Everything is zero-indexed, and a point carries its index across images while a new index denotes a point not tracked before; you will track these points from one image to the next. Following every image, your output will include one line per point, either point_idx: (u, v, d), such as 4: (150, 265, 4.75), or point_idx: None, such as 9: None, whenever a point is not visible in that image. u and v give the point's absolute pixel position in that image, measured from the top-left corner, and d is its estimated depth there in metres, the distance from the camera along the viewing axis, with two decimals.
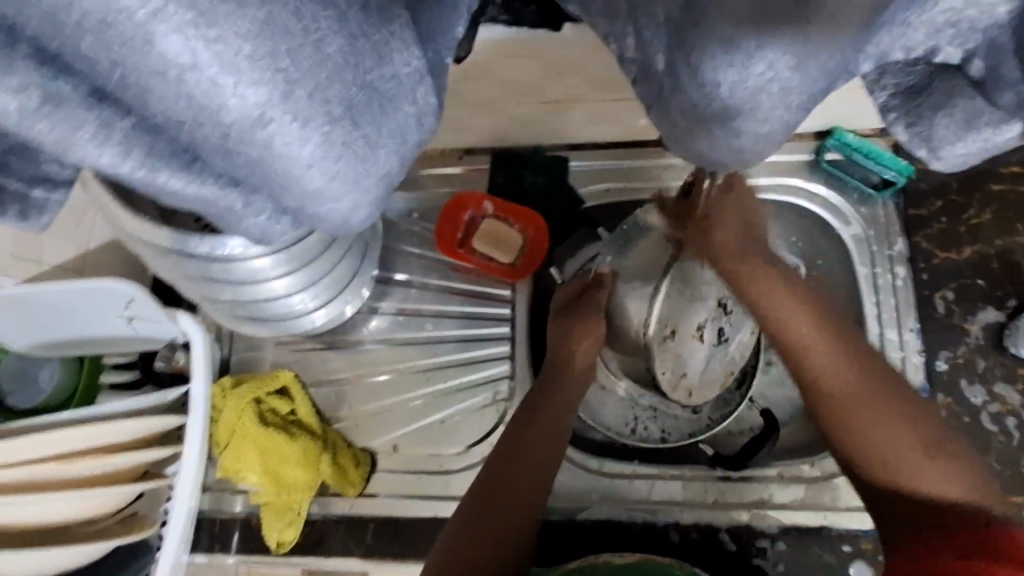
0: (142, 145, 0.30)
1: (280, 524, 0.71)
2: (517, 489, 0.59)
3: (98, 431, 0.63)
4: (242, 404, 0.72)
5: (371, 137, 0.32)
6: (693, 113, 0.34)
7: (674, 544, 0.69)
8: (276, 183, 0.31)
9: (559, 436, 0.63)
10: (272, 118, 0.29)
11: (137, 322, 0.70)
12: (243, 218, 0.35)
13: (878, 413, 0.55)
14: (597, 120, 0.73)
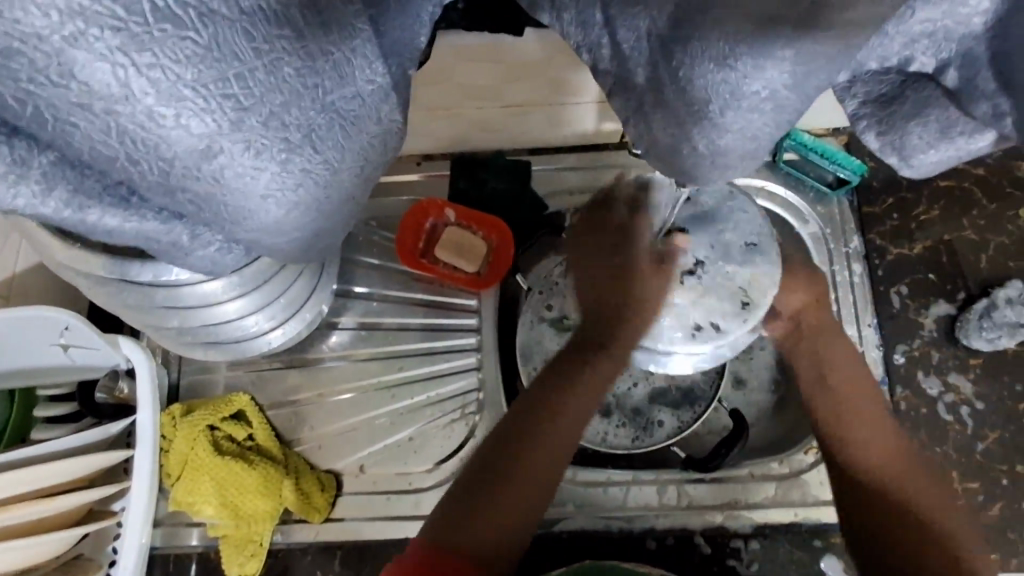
0: (65, 185, 0.30)
1: (241, 557, 0.67)
2: (517, 495, 0.55)
3: (32, 474, 0.57)
4: (194, 432, 0.68)
5: (331, 162, 0.32)
6: (676, 128, 0.33)
7: (651, 550, 0.68)
8: (228, 218, 0.32)
9: (572, 439, 0.59)
10: (220, 150, 0.29)
11: (74, 351, 0.65)
12: (191, 250, 0.36)
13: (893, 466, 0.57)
14: (557, 125, 0.72)
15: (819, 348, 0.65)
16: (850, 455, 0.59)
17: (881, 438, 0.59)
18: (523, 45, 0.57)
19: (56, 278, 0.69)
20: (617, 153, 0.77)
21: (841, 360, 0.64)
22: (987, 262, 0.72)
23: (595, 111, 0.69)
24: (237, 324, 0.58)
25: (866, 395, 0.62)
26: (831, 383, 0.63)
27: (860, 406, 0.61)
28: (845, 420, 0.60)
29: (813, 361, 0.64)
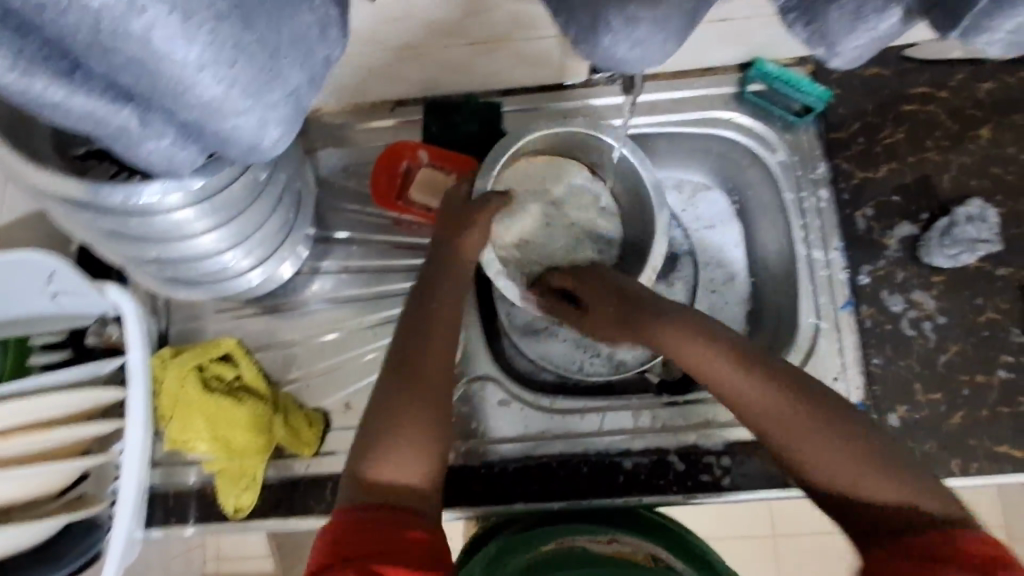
0: (8, 45, 0.30)
1: (236, 491, 0.70)
2: (428, 372, 0.60)
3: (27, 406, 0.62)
4: (184, 372, 0.70)
5: (268, 44, 0.31)
6: (595, 23, 0.33)
7: (627, 472, 0.70)
8: (170, 95, 0.31)
9: (453, 308, 0.64)
10: (147, 6, 0.27)
11: (63, 298, 0.67)
12: (145, 142, 0.35)
13: (799, 426, 0.55)
14: (524, 61, 0.72)
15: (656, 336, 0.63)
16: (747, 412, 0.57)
17: (772, 411, 0.55)
18: None
19: (44, 230, 0.71)
20: (587, 91, 0.78)
21: (727, 372, 0.58)
22: (950, 182, 0.74)
23: (560, 45, 0.69)
24: (197, 260, 0.59)
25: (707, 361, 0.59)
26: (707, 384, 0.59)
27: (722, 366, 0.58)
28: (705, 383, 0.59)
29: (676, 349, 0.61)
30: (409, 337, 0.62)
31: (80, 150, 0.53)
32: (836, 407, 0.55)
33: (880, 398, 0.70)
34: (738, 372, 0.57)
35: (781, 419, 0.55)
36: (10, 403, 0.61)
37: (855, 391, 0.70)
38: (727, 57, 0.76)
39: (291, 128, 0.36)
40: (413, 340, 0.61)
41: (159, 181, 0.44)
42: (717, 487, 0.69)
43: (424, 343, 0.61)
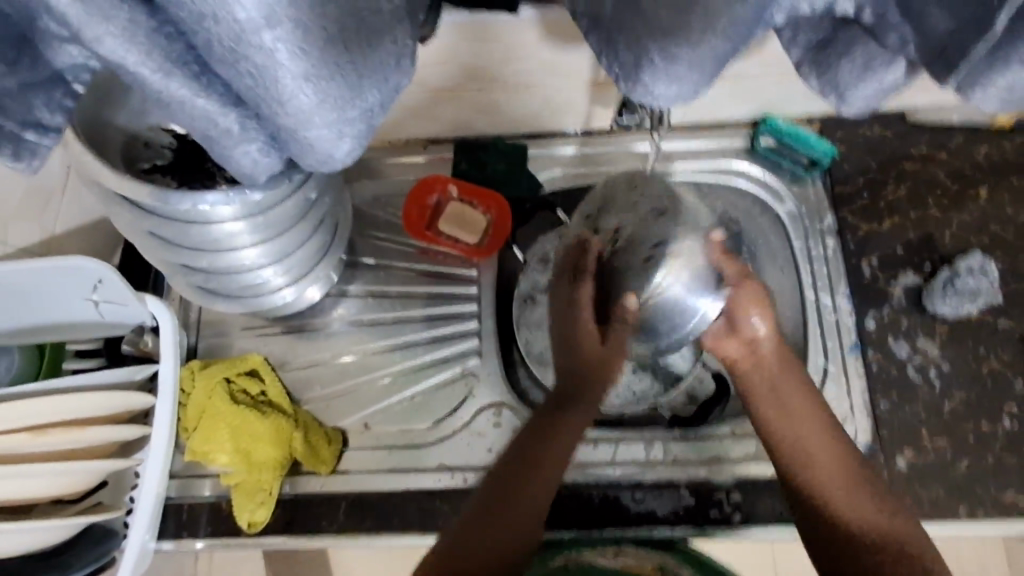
0: (160, 49, 0.35)
1: (252, 505, 0.70)
2: (536, 487, 0.62)
3: (63, 403, 0.64)
4: (211, 384, 0.73)
5: (358, 66, 0.36)
6: (640, 59, 0.38)
7: (639, 503, 0.71)
8: (272, 103, 0.36)
9: (564, 456, 0.63)
10: (279, 22, 0.32)
11: (103, 307, 0.70)
12: (239, 143, 0.40)
13: (836, 478, 0.61)
14: (552, 107, 0.78)
15: (751, 374, 0.65)
16: (789, 453, 0.62)
17: (835, 469, 0.61)
18: (518, 23, 0.63)
19: (90, 242, 0.76)
20: (609, 139, 0.83)
21: (810, 428, 0.63)
22: (951, 237, 0.78)
23: (586, 94, 0.75)
24: (232, 273, 0.63)
25: (796, 404, 0.63)
26: (771, 413, 0.64)
27: (808, 412, 0.63)
28: (779, 424, 0.63)
29: (768, 385, 0.64)
30: (555, 409, 0.65)
31: (145, 165, 0.57)
32: (842, 465, 0.61)
33: (887, 441, 0.71)
34: (807, 412, 0.63)
35: (824, 476, 0.61)
36: (47, 399, 0.63)
37: (863, 433, 0.72)
38: (741, 113, 0.82)
39: (357, 148, 0.40)
40: (527, 464, 0.63)
41: (222, 192, 0.49)
42: (728, 523, 0.70)
43: (551, 444, 0.63)
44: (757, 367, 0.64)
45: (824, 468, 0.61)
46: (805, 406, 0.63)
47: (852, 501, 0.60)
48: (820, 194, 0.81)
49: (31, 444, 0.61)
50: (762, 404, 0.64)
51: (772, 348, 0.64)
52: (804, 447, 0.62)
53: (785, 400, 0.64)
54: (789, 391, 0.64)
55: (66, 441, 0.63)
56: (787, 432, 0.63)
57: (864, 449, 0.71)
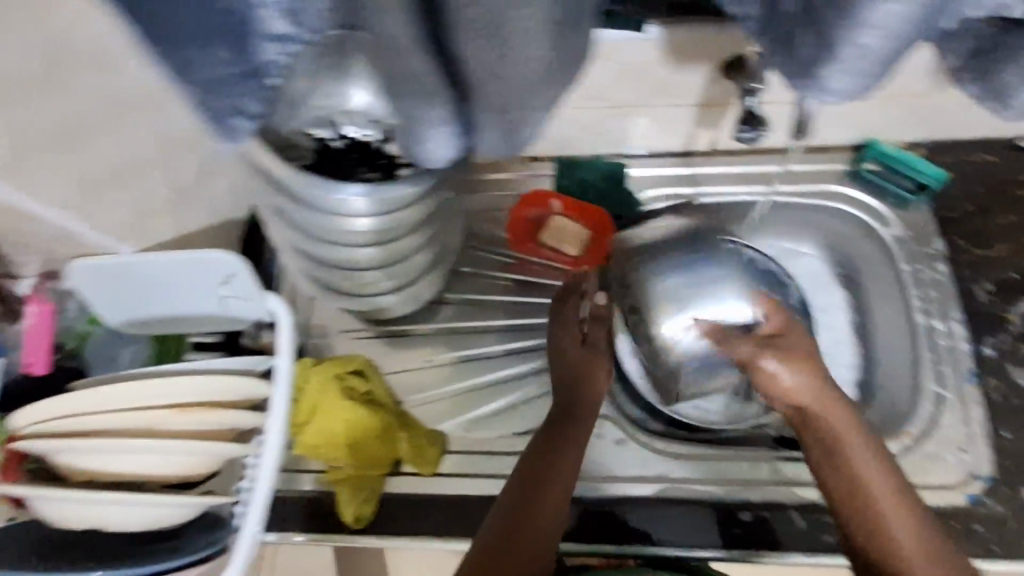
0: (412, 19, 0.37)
1: (357, 499, 0.72)
2: (541, 517, 0.59)
3: (203, 385, 0.65)
4: (322, 380, 0.75)
5: (565, 57, 0.42)
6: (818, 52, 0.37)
7: (745, 522, 0.68)
8: (493, 82, 0.40)
9: (562, 490, 0.62)
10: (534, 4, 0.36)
11: (229, 301, 0.74)
12: (439, 119, 0.43)
13: (903, 529, 0.54)
14: (656, 127, 0.80)
15: (822, 422, 0.57)
16: (869, 502, 0.55)
17: (908, 531, 0.54)
18: (644, 42, 0.66)
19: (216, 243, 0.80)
20: (708, 161, 0.85)
21: (875, 468, 0.56)
22: None
23: (692, 114, 0.77)
24: (349, 254, 0.66)
25: (863, 457, 0.56)
26: (847, 461, 0.56)
27: (877, 461, 0.56)
28: (851, 468, 0.56)
29: (824, 451, 0.57)
30: (546, 444, 0.65)
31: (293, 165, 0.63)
32: (885, 516, 0.55)
33: (1012, 472, 0.68)
34: (880, 462, 0.56)
35: (883, 525, 0.54)
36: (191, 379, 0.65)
37: (986, 463, 0.69)
38: (843, 138, 0.82)
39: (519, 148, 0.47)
40: (527, 496, 0.60)
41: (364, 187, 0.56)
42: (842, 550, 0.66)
43: (551, 472, 0.62)
44: (837, 413, 0.57)
45: (888, 518, 0.54)
46: (878, 459, 0.56)
47: (921, 557, 0.53)
48: (927, 219, 0.81)
49: (177, 420, 0.63)
50: (836, 452, 0.56)
51: (836, 403, 0.57)
52: (872, 490, 0.55)
53: (859, 446, 0.56)
54: (869, 446, 0.57)
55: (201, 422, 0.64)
56: (863, 480, 0.56)
57: (989, 480, 0.68)
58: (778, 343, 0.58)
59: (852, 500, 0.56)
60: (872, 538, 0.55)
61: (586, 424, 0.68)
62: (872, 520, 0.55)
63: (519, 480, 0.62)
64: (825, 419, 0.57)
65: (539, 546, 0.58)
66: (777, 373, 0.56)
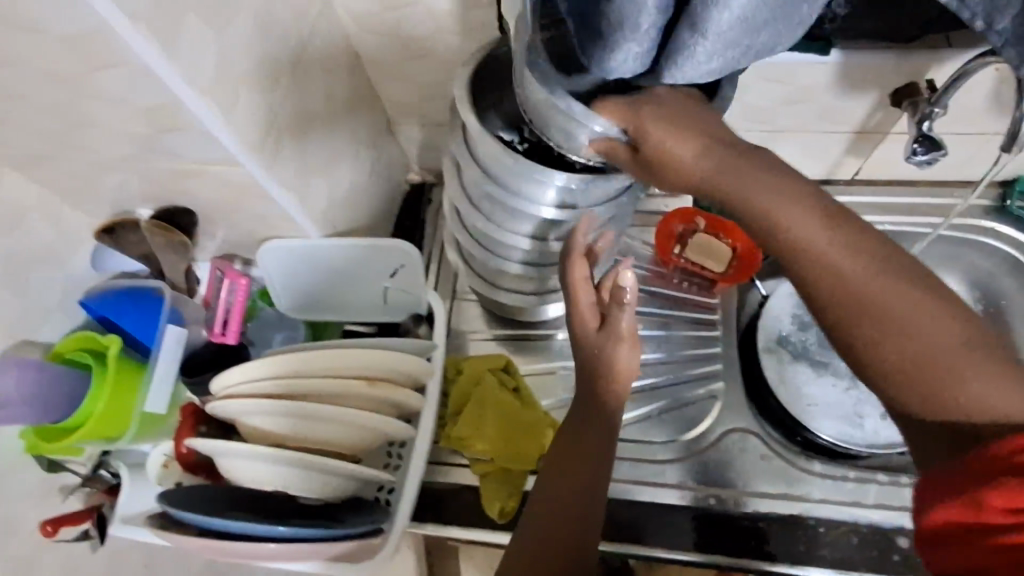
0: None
1: (503, 493, 0.73)
2: (567, 515, 0.59)
3: (380, 361, 0.68)
4: (473, 375, 0.78)
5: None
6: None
7: (905, 549, 0.69)
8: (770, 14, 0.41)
9: (587, 488, 0.59)
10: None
11: (394, 290, 0.79)
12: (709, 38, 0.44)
13: (957, 357, 0.38)
14: (806, 152, 0.83)
15: (761, 207, 0.43)
16: (909, 346, 0.39)
17: (958, 350, 0.38)
18: (822, 65, 0.68)
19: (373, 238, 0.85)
20: (848, 187, 0.87)
21: (895, 288, 0.39)
22: None
23: (845, 140, 0.80)
24: (512, 241, 0.71)
25: (884, 281, 0.40)
26: (869, 299, 0.40)
27: (902, 280, 0.40)
28: (864, 296, 0.40)
29: (859, 270, 0.40)
30: (561, 443, 0.62)
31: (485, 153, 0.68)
32: (936, 345, 0.38)
33: None
34: (884, 266, 0.40)
35: (930, 355, 0.38)
36: (371, 354, 0.68)
37: None
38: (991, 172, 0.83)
39: (714, 75, 0.41)
40: (551, 498, 0.60)
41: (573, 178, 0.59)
42: None
43: (570, 470, 0.60)
44: (790, 215, 0.42)
45: (932, 346, 0.38)
46: (899, 278, 0.40)
47: (982, 387, 0.37)
48: None
49: (361, 392, 0.67)
50: (800, 273, 0.42)
51: (793, 197, 0.42)
52: (922, 313, 0.39)
53: (865, 276, 0.40)
54: (867, 266, 0.40)
55: (379, 394, 0.68)
56: (879, 307, 0.39)
57: None
58: (675, 117, 0.46)
59: (850, 320, 0.40)
60: (905, 386, 0.39)
61: (614, 420, 0.60)
62: (914, 360, 0.38)
63: (557, 475, 0.60)
64: (784, 224, 0.42)
65: (572, 535, 0.58)
66: (677, 152, 0.46)
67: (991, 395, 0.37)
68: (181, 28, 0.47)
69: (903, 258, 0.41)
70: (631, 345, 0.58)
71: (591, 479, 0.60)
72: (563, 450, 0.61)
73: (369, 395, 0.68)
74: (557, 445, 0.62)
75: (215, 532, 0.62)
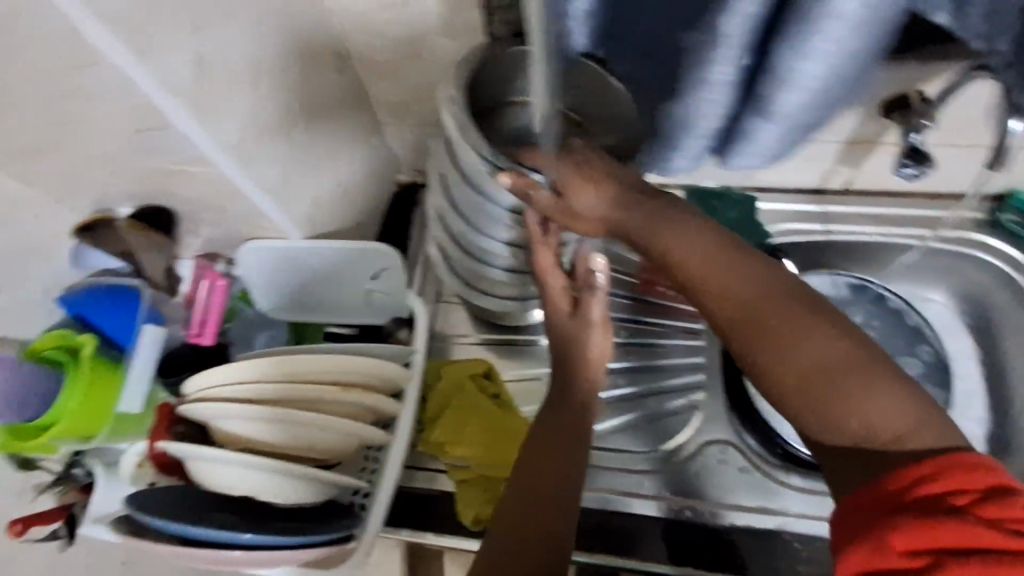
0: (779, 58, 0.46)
1: (480, 500, 0.72)
2: (546, 505, 0.55)
3: (358, 366, 0.68)
4: (455, 377, 0.77)
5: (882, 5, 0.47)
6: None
7: None
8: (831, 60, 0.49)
9: (565, 470, 0.57)
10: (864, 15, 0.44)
11: (375, 294, 0.78)
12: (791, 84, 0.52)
13: (832, 364, 0.43)
14: (798, 161, 0.82)
15: (659, 232, 0.50)
16: (799, 354, 0.44)
17: (836, 358, 0.43)
18: None
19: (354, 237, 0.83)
20: (840, 198, 0.86)
21: (785, 306, 0.46)
22: None
23: (837, 150, 0.78)
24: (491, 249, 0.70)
25: (768, 295, 0.46)
26: (759, 317, 0.46)
27: (788, 297, 0.46)
28: (757, 315, 0.46)
29: (745, 278, 0.47)
30: (541, 427, 0.60)
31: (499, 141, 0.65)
32: (828, 356, 0.43)
33: None
34: (766, 275, 0.47)
35: (823, 369, 0.43)
36: (347, 359, 0.67)
37: None
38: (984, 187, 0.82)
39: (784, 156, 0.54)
40: (530, 487, 0.56)
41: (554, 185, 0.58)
42: None
43: (545, 454, 0.58)
44: (682, 238, 0.49)
45: (825, 364, 0.43)
46: (782, 294, 0.46)
47: (870, 403, 0.42)
48: None
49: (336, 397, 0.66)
50: (705, 293, 0.48)
51: (692, 219, 0.50)
52: (798, 328, 0.45)
53: (752, 296, 0.46)
54: (752, 287, 0.47)
55: (355, 401, 0.67)
56: (767, 320, 0.46)
57: None
58: (588, 162, 0.53)
59: (746, 340, 0.46)
60: (800, 397, 0.44)
61: (585, 401, 0.60)
62: (802, 376, 0.44)
63: (523, 492, 0.56)
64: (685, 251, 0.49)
65: (549, 524, 0.54)
66: (598, 193, 0.53)
67: (862, 398, 0.42)
68: (156, 33, 0.46)
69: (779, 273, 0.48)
70: (605, 334, 0.60)
71: (562, 460, 0.58)
72: (536, 438, 0.59)
73: (345, 400, 0.67)
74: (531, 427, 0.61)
75: (181, 535, 0.61)
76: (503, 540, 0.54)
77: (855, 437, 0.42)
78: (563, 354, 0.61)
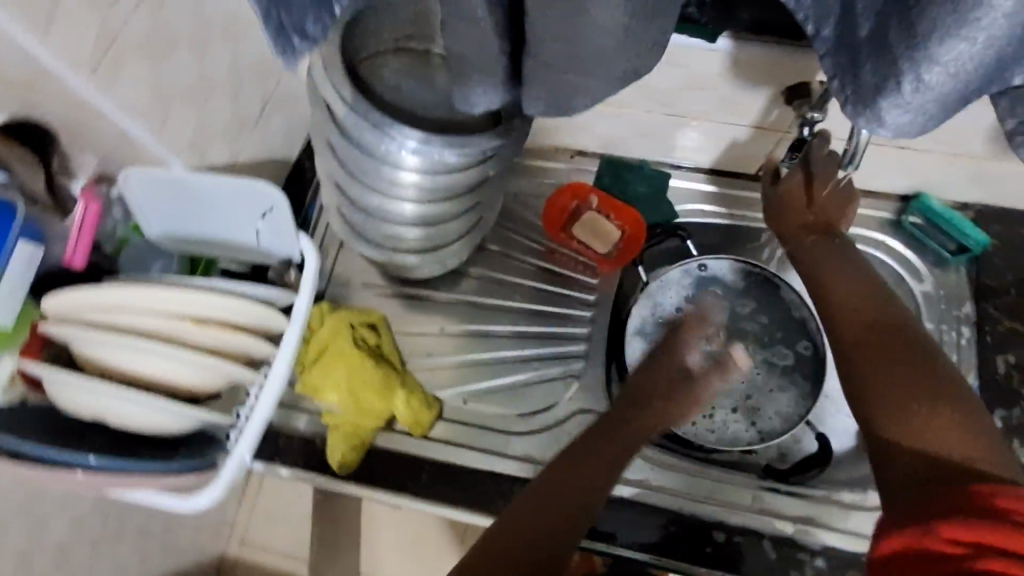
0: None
1: (345, 446, 0.74)
2: (567, 504, 0.58)
3: (220, 304, 0.67)
4: (336, 326, 0.78)
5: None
6: (888, 71, 0.41)
7: (717, 543, 0.70)
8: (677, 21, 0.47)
9: (601, 485, 0.61)
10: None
11: (263, 234, 0.77)
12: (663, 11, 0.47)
13: (882, 360, 0.53)
14: (708, 142, 0.80)
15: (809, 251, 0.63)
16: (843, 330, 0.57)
17: (893, 338, 0.54)
18: (712, 53, 0.66)
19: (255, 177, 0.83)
20: (751, 183, 0.85)
21: (861, 302, 0.58)
22: None
23: (745, 134, 0.77)
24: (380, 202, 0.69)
25: (849, 288, 0.59)
26: (833, 299, 0.59)
27: (867, 295, 0.58)
28: (833, 303, 0.59)
29: (854, 296, 0.59)
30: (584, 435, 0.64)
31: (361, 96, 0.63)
32: (899, 343, 0.53)
33: None
34: (860, 292, 0.59)
35: (872, 356, 0.53)
36: (209, 295, 0.67)
37: None
38: (893, 186, 0.81)
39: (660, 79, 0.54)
40: (558, 489, 0.59)
41: (413, 141, 0.57)
42: None
43: (585, 464, 0.61)
44: (826, 257, 0.62)
45: (875, 350, 0.54)
46: (865, 296, 0.58)
47: (919, 392, 0.50)
48: (959, 282, 0.80)
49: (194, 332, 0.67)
50: (825, 288, 0.61)
51: (818, 238, 0.64)
52: (861, 321, 0.56)
53: (849, 296, 0.59)
54: (852, 291, 0.59)
55: (218, 338, 0.68)
56: (836, 306, 0.59)
57: None
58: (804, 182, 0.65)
59: (849, 335, 0.56)
60: (858, 387, 0.53)
61: (657, 422, 0.67)
62: (863, 370, 0.53)
63: (522, 508, 0.57)
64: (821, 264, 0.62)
65: (554, 521, 0.56)
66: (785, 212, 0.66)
67: (903, 384, 0.50)
68: None
69: (876, 280, 0.60)
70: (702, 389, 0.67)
71: (605, 461, 0.63)
72: (588, 442, 0.64)
73: (207, 336, 0.68)
74: (604, 427, 0.66)
75: (6, 453, 0.60)
76: (507, 526, 0.55)
77: (901, 425, 0.49)
78: (665, 396, 0.67)
